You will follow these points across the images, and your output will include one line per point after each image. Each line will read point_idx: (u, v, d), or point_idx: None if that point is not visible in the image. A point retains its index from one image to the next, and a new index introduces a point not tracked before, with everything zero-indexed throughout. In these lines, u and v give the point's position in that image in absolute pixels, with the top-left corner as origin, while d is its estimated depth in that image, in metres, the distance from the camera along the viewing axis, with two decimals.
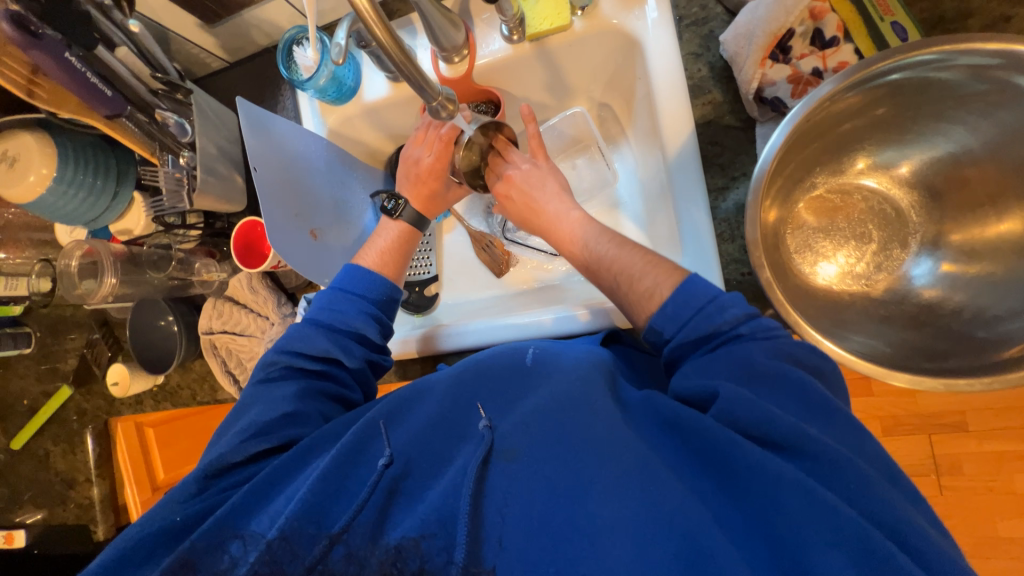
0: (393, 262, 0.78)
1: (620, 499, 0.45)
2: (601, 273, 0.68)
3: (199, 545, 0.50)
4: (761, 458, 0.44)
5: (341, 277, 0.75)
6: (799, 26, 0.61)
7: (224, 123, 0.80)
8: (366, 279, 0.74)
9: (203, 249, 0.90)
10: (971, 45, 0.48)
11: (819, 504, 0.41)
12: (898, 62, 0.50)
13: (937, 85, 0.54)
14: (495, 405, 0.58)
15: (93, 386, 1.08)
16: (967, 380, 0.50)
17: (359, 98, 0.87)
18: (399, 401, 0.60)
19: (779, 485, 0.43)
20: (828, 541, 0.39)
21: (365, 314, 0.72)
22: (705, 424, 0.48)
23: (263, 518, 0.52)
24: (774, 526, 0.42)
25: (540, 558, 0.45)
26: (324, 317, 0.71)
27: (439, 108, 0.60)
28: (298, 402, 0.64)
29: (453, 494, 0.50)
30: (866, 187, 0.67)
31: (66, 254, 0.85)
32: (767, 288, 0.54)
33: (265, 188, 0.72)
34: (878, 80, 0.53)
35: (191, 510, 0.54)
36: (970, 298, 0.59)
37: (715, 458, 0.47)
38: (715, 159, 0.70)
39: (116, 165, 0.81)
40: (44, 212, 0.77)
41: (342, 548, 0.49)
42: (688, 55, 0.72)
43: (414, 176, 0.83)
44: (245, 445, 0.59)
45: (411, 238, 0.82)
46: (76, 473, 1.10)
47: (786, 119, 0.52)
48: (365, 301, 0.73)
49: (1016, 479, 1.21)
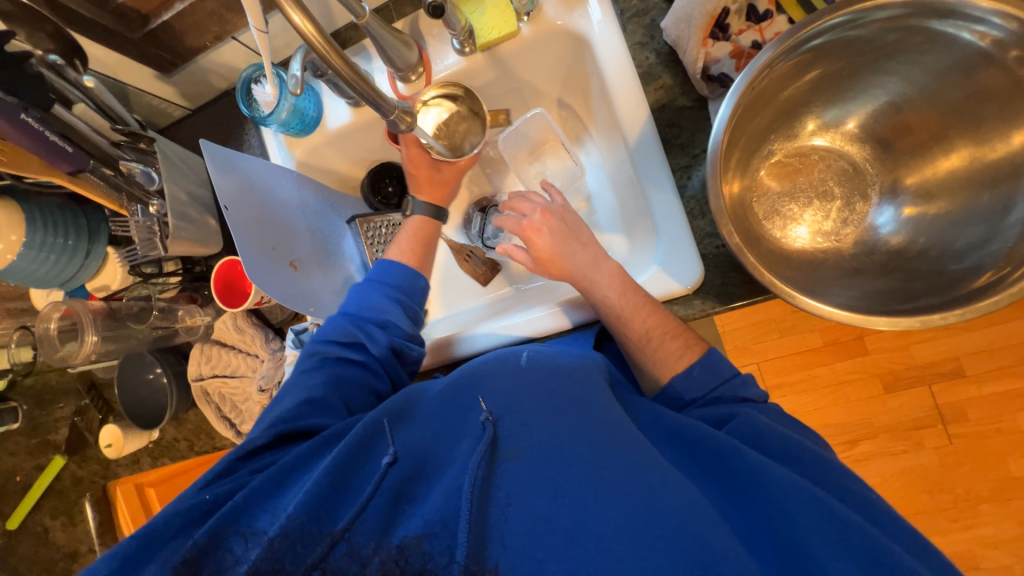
0: (412, 248, 0.82)
1: (626, 496, 0.46)
2: (633, 320, 0.67)
3: (219, 527, 0.49)
4: (770, 468, 0.48)
5: (375, 270, 0.78)
6: (732, 4, 0.64)
7: (190, 168, 0.81)
8: (391, 266, 0.78)
9: (184, 295, 0.90)
10: (886, 0, 0.50)
11: (819, 506, 0.45)
12: (822, 26, 0.52)
13: (852, 44, 0.57)
14: (494, 397, 0.57)
15: (87, 451, 1.05)
16: (941, 314, 0.51)
17: (323, 127, 0.89)
18: (401, 404, 0.60)
19: (781, 495, 0.46)
20: (831, 546, 0.43)
21: (389, 298, 0.75)
22: (711, 434, 0.52)
23: (268, 515, 0.51)
24: (783, 531, 0.45)
25: (546, 555, 0.45)
26: (353, 306, 0.74)
27: (397, 121, 0.60)
28: (331, 386, 0.66)
29: (455, 495, 0.50)
30: (815, 147, 0.69)
31: (45, 317, 0.83)
32: (739, 253, 0.54)
33: (239, 227, 0.72)
34: (804, 47, 0.55)
35: (222, 489, 0.53)
36: (934, 238, 0.61)
37: (720, 466, 0.51)
38: (675, 140, 0.72)
39: (87, 224, 0.80)
40: (18, 279, 0.76)
41: (344, 546, 0.48)
42: (635, 44, 0.75)
43: (411, 173, 0.85)
44: (271, 429, 0.59)
45: (433, 229, 0.85)
46: (79, 544, 1.06)
47: (730, 92, 0.54)
48: (388, 287, 0.76)
49: (1019, 418, 1.24)
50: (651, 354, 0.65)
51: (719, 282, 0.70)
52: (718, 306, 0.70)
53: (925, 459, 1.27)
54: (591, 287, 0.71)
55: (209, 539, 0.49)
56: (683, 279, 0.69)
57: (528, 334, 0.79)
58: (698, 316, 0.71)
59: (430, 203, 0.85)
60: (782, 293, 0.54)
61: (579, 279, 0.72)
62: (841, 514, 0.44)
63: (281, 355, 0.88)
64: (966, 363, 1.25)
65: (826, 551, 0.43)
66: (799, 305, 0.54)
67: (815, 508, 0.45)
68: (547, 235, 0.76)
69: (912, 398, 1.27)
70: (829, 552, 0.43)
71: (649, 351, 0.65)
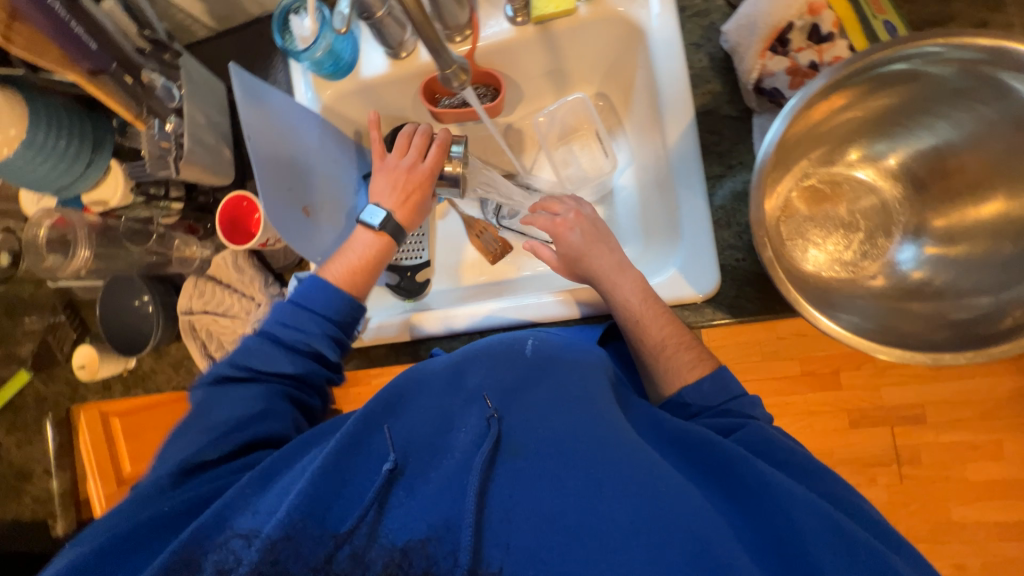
0: (362, 278, 0.71)
1: (632, 498, 0.47)
2: (651, 327, 0.67)
3: (199, 532, 0.47)
4: (771, 475, 0.49)
5: (301, 290, 0.67)
6: (798, 20, 0.64)
7: (210, 91, 0.78)
8: (333, 298, 0.67)
9: (183, 224, 0.86)
10: (966, 40, 0.52)
11: (828, 520, 0.46)
12: (897, 52, 0.53)
13: (920, 79, 0.58)
14: (500, 394, 0.57)
15: (55, 371, 1.00)
16: (953, 354, 0.54)
17: (355, 74, 0.86)
18: (394, 395, 0.57)
19: (786, 498, 0.47)
20: (838, 552, 0.44)
21: (322, 333, 0.66)
22: (718, 442, 0.53)
23: (252, 516, 0.48)
24: (789, 537, 0.45)
25: (551, 556, 0.45)
26: (279, 332, 0.65)
27: (451, 77, 0.61)
28: (272, 404, 0.61)
29: (457, 496, 0.49)
30: (857, 180, 0.70)
31: (35, 223, 0.79)
32: (769, 267, 0.55)
33: (260, 161, 0.70)
34: (882, 69, 0.56)
35: (180, 500, 0.51)
36: (952, 280, 0.62)
37: (724, 472, 0.52)
38: (714, 147, 0.72)
39: (93, 132, 0.76)
40: (12, 178, 0.71)
41: (348, 549, 0.46)
42: (690, 45, 0.74)
43: (399, 185, 0.77)
44: (219, 444, 0.57)
45: (382, 253, 0.74)
46: (32, 465, 1.01)
47: (782, 112, 0.54)
48: (325, 320, 0.66)
49: (968, 469, 1.30)
50: (664, 364, 0.66)
51: (733, 294, 0.70)
52: (726, 318, 0.70)
53: (876, 495, 1.33)
54: (613, 288, 0.71)
55: (192, 540, 0.46)
56: (699, 286, 0.69)
57: (536, 317, 0.80)
58: (706, 325, 0.72)
59: (400, 223, 0.77)
60: (800, 309, 0.55)
61: (598, 282, 0.73)
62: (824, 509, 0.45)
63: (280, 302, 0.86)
64: (930, 411, 1.30)
65: (833, 559, 0.44)
66: (817, 327, 0.55)
67: (821, 520, 0.46)
68: (575, 233, 0.77)
69: (873, 436, 1.32)
70: (834, 562, 0.44)
71: (663, 358, 0.66)
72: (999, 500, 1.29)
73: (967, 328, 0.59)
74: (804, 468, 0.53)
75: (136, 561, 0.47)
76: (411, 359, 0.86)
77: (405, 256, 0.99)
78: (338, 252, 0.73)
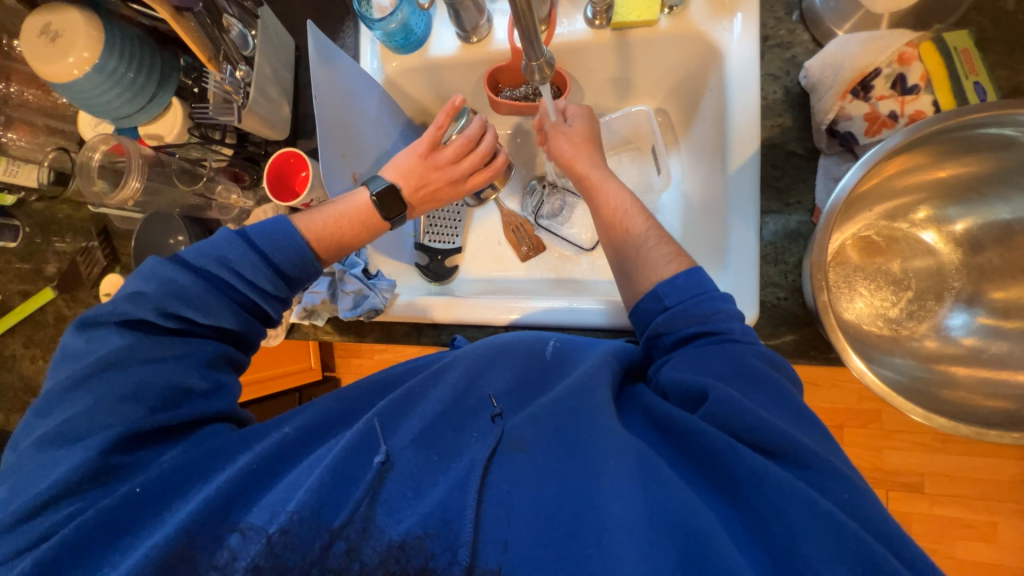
0: (332, 230, 0.66)
1: (625, 492, 0.45)
2: (636, 218, 0.70)
3: (196, 525, 0.46)
4: (760, 463, 0.44)
5: (260, 226, 0.61)
6: (885, 67, 0.63)
7: (281, 46, 0.81)
8: (288, 244, 0.60)
9: (230, 170, 0.88)
10: None
11: (823, 516, 0.40)
12: (991, 116, 0.54)
13: (1019, 146, 0.57)
14: (507, 399, 0.58)
15: (79, 294, 1.01)
16: (997, 432, 0.53)
17: (423, 51, 0.85)
18: (402, 401, 0.56)
19: (780, 496, 0.42)
20: (835, 560, 0.39)
21: (266, 276, 0.60)
22: (703, 431, 0.47)
23: (261, 511, 0.47)
24: (779, 538, 0.41)
25: (546, 554, 0.44)
26: (220, 268, 0.57)
27: (535, 70, 0.61)
28: (209, 377, 0.56)
29: (460, 487, 0.48)
30: (923, 242, 0.69)
31: (91, 146, 0.78)
32: (822, 310, 0.55)
33: (320, 120, 0.71)
34: (973, 130, 0.56)
35: (153, 476, 0.48)
36: (1000, 356, 0.61)
37: (711, 464, 0.47)
38: (775, 182, 0.71)
39: (160, 67, 0.77)
40: (77, 100, 0.72)
41: (343, 544, 0.46)
42: (767, 75, 0.73)
43: (426, 179, 0.75)
44: (154, 418, 0.51)
45: (364, 231, 0.70)
46: (43, 380, 1.03)
47: (859, 161, 0.54)
48: (267, 264, 0.59)
49: (957, 546, 1.27)
50: (641, 262, 0.66)
51: (768, 332, 0.69)
52: None
53: None
54: (599, 190, 0.74)
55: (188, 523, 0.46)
56: None
57: (565, 322, 0.80)
58: None
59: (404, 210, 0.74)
60: (838, 347, 0.55)
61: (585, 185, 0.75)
62: None
63: None
64: (929, 481, 1.28)
65: (826, 562, 0.39)
66: (847, 363, 0.55)
67: (812, 514, 0.40)
68: (565, 135, 0.78)
69: None
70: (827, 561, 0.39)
71: (644, 251, 0.67)
72: None
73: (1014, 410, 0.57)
74: None
75: (147, 502, 0.47)
76: (430, 341, 0.86)
77: (437, 239, 0.99)
78: (326, 205, 0.69)
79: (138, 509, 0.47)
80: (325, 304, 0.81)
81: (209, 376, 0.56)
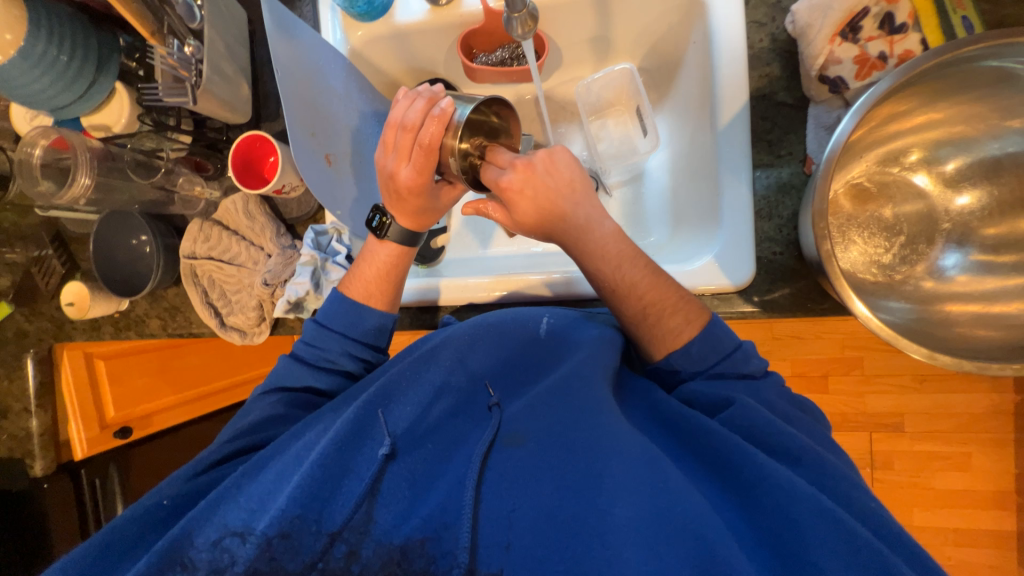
0: (382, 290, 0.70)
1: (630, 496, 0.48)
2: (630, 297, 0.63)
3: (193, 524, 0.49)
4: (770, 468, 0.49)
5: (323, 308, 0.69)
6: (873, 6, 0.62)
7: (233, 19, 0.74)
8: (349, 315, 0.67)
9: (191, 159, 0.80)
10: None
11: (829, 517, 0.45)
12: (990, 46, 0.52)
13: (1014, 81, 0.57)
14: (503, 388, 0.62)
15: (39, 306, 0.91)
16: (999, 366, 0.54)
17: (390, 17, 0.80)
18: (392, 384, 0.59)
19: (784, 495, 0.47)
20: (832, 548, 0.43)
21: (348, 353, 0.68)
22: (714, 430, 0.53)
23: (239, 511, 0.50)
24: (792, 541, 0.45)
25: (546, 554, 0.48)
26: (306, 354, 0.67)
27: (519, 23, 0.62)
28: (286, 408, 0.65)
29: (458, 489, 0.52)
30: (916, 185, 0.69)
31: (29, 142, 0.70)
32: (826, 259, 0.55)
33: (287, 95, 0.66)
34: (976, 64, 0.56)
35: (181, 494, 0.54)
36: (989, 291, 0.62)
37: (719, 460, 0.52)
38: (765, 134, 0.70)
39: (98, 49, 0.69)
40: (4, 90, 0.64)
41: (342, 547, 0.49)
42: (753, 23, 0.71)
43: (391, 192, 0.66)
44: (225, 445, 0.60)
45: (404, 261, 0.71)
46: (11, 401, 0.93)
47: (853, 108, 0.53)
48: (349, 344, 0.68)
49: (936, 476, 1.34)
50: (648, 330, 0.63)
51: (767, 287, 0.68)
52: (758, 312, 0.68)
53: None
54: None
55: (177, 537, 0.49)
56: (734, 277, 0.67)
57: (562, 292, 0.77)
58: (734, 317, 0.70)
59: (405, 226, 0.70)
60: (839, 287, 0.54)
61: None
62: (848, 522, 0.44)
63: (292, 254, 0.81)
64: (909, 419, 1.33)
65: (826, 558, 0.43)
66: (850, 308, 0.54)
67: (819, 513, 0.45)
68: None
69: (852, 439, 1.36)
70: (832, 558, 0.43)
71: (646, 327, 0.63)
72: (962, 508, 1.34)
73: (1013, 343, 0.58)
74: (838, 471, 0.51)
75: (173, 520, 0.54)
76: (427, 326, 0.82)
77: None
78: (356, 264, 0.72)
79: (161, 525, 0.53)
80: (310, 296, 0.76)
81: (283, 407, 0.65)
